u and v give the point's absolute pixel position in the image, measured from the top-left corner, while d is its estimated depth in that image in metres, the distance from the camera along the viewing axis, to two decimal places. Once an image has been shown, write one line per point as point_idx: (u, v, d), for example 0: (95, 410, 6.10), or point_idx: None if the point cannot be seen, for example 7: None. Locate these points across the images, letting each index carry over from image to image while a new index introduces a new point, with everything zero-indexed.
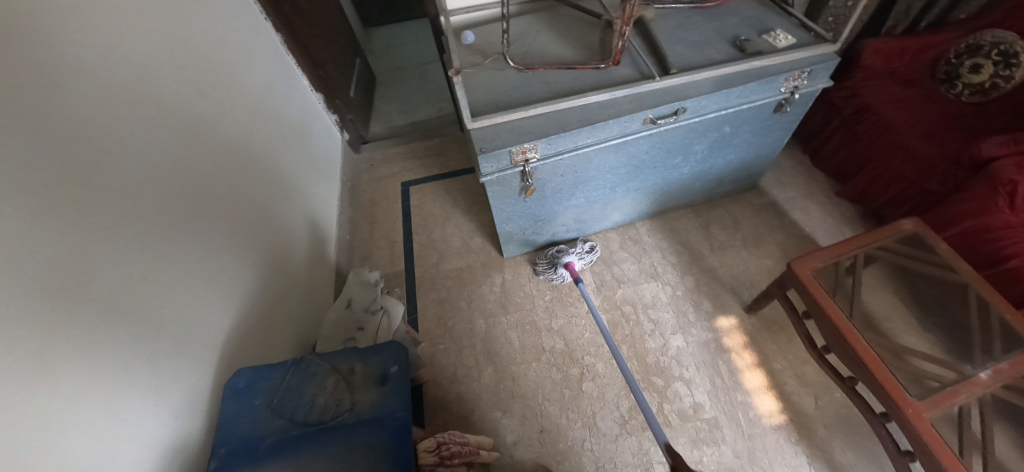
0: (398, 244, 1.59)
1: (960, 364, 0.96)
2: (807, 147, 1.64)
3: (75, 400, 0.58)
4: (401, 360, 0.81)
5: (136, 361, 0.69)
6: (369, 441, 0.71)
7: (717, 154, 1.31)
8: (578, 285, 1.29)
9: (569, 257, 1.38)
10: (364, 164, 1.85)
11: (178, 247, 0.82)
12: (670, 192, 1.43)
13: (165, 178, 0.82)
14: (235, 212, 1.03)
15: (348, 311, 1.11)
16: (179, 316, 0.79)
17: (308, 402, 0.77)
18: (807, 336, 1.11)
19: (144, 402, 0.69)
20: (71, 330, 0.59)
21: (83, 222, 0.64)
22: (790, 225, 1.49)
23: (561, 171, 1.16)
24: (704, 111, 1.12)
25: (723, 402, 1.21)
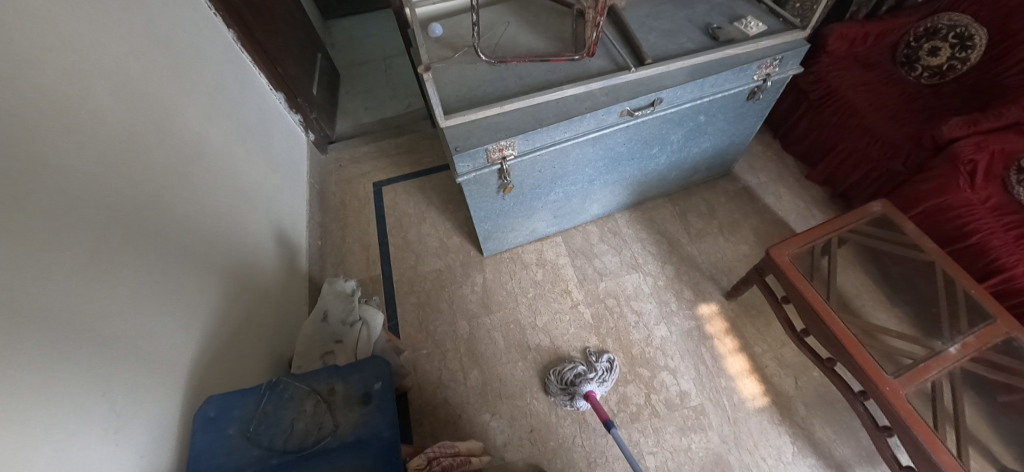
0: (373, 248, 1.53)
1: (929, 339, 1.00)
2: (776, 132, 1.67)
3: (22, 456, 0.52)
4: (385, 376, 0.77)
5: (90, 402, 0.62)
6: (356, 466, 0.67)
7: (693, 143, 1.32)
8: (611, 431, 1.06)
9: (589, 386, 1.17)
10: (332, 165, 1.76)
11: (129, 270, 0.75)
12: (647, 183, 1.43)
13: (105, 196, 0.74)
14: (192, 226, 0.95)
15: (324, 323, 1.05)
16: (136, 346, 0.72)
17: (286, 428, 0.72)
18: (787, 319, 1.13)
19: (102, 445, 0.63)
20: (9, 376, 0.52)
21: (15, 251, 0.57)
22: (763, 210, 1.52)
23: (539, 167, 1.13)
24: (680, 101, 1.11)
25: (708, 389, 1.23)
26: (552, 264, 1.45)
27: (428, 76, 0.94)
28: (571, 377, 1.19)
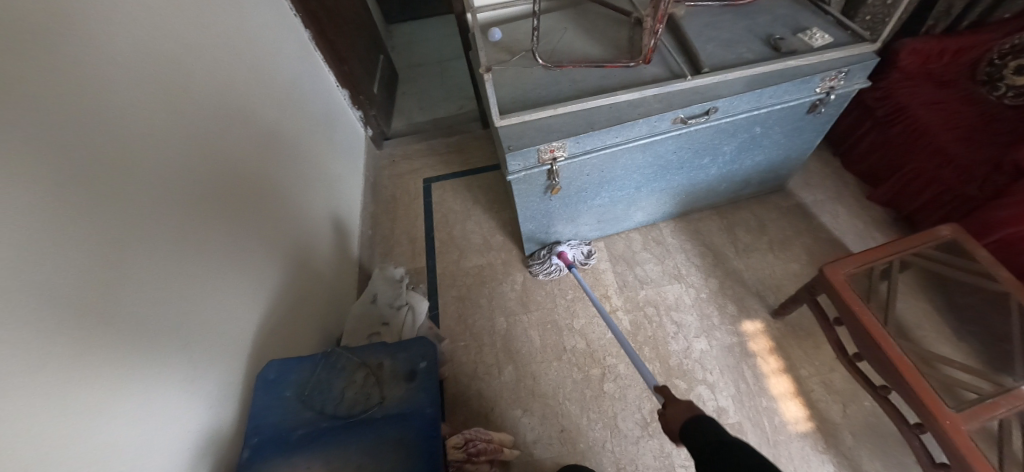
0: (419, 240, 1.59)
1: (999, 376, 0.93)
2: (837, 149, 1.60)
3: (111, 394, 0.59)
4: (430, 356, 0.80)
5: (171, 354, 0.70)
6: (399, 438, 0.71)
7: (746, 155, 1.29)
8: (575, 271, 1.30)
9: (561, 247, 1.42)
10: (386, 160, 1.86)
11: (208, 241, 0.83)
12: (695, 193, 1.41)
13: (196, 173, 0.83)
14: (263, 208, 1.04)
15: (373, 305, 1.11)
16: (212, 308, 0.80)
17: (337, 395, 0.77)
18: (838, 342, 1.08)
19: (179, 391, 0.70)
20: (109, 319, 0.60)
21: (118, 215, 0.65)
22: (818, 229, 1.46)
23: (587, 170, 1.15)
24: (736, 111, 1.09)
25: (748, 408, 1.19)
26: (592, 268, 1.46)
27: (487, 77, 1.00)
28: (542, 247, 1.45)
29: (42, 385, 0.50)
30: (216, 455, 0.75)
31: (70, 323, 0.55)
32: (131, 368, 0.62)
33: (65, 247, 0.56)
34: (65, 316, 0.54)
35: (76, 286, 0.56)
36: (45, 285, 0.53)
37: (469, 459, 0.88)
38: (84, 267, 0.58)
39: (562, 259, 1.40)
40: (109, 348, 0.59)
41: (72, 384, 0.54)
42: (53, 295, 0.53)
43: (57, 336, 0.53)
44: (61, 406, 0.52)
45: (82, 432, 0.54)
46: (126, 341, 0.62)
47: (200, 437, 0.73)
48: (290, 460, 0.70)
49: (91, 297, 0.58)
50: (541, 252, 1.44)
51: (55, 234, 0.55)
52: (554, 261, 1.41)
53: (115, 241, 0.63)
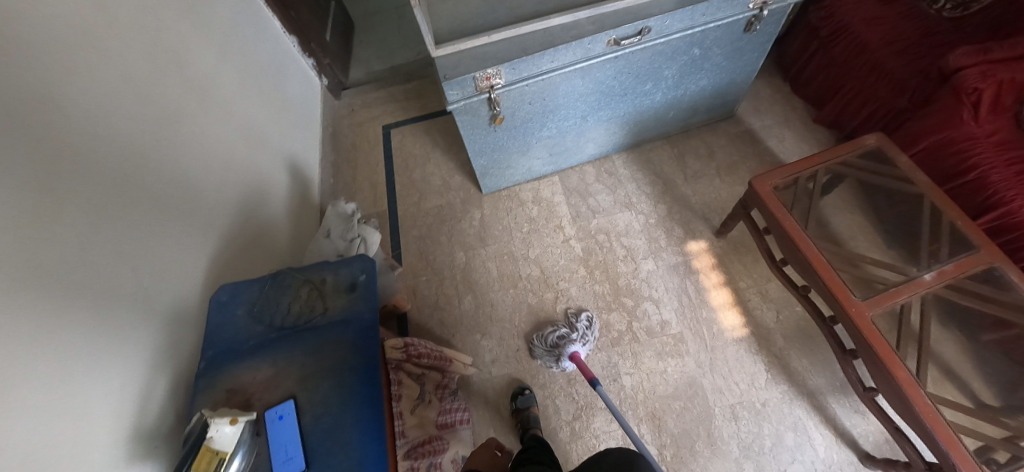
0: (380, 185, 1.63)
1: (907, 267, 1.02)
2: (787, 73, 1.62)
3: (66, 307, 0.62)
4: (369, 269, 0.87)
5: (124, 278, 0.73)
6: (339, 338, 0.77)
7: (689, 79, 1.31)
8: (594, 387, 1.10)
9: (573, 347, 1.20)
10: (345, 109, 1.86)
11: (148, 178, 0.85)
12: (643, 122, 1.44)
13: (129, 111, 0.84)
14: (207, 152, 1.05)
15: (327, 240, 1.16)
16: (160, 239, 0.84)
17: (284, 309, 0.83)
18: (768, 251, 1.16)
19: (134, 312, 0.74)
20: (58, 238, 0.63)
21: (50, 144, 0.66)
22: (763, 152, 1.50)
23: (528, 99, 1.17)
24: (669, 31, 1.11)
25: (689, 319, 1.28)
26: (546, 202, 1.51)
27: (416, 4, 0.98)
28: (554, 337, 1.22)
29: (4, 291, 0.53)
30: (179, 366, 0.82)
31: (22, 239, 0.57)
32: (84, 286, 0.66)
33: (8, 167, 0.58)
34: (17, 233, 0.57)
35: (26, 205, 0.59)
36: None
37: (408, 359, 0.93)
38: (29, 188, 0.60)
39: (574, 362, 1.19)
40: (61, 266, 0.63)
41: (31, 295, 0.57)
42: (8, 211, 0.56)
43: (12, 249, 0.56)
44: (23, 313, 0.55)
45: (40, 340, 0.57)
46: (75, 260, 0.65)
47: (163, 350, 0.78)
48: (240, 364, 0.76)
49: (40, 219, 0.61)
50: (553, 346, 1.22)
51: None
52: (565, 362, 1.20)
53: (50, 169, 0.65)
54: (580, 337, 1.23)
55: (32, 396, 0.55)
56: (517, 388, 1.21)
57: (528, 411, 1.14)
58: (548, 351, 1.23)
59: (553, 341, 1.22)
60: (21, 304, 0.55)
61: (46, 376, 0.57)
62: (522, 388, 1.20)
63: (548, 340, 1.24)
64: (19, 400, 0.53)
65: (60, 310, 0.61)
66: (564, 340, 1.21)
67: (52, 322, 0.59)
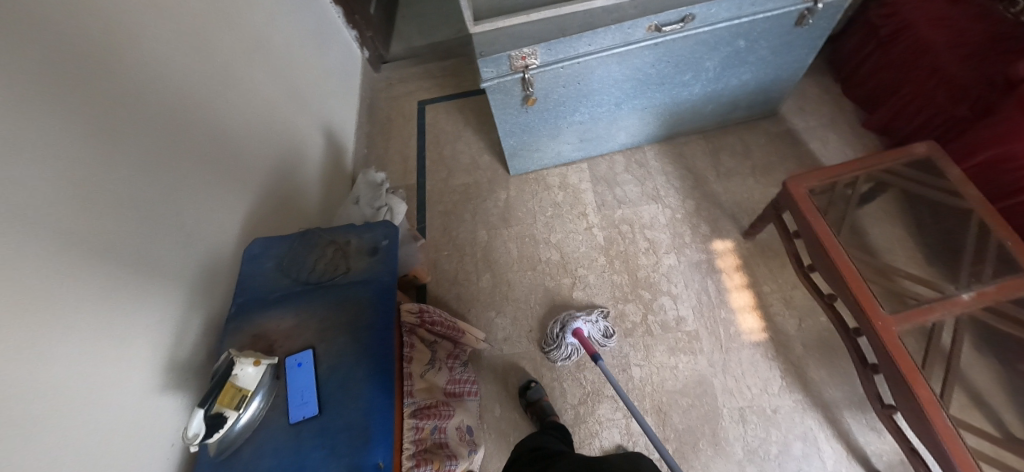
0: (411, 159, 1.66)
1: (944, 285, 0.96)
2: (839, 74, 1.54)
3: (113, 243, 0.68)
4: (391, 235, 0.91)
5: (167, 223, 0.79)
6: (358, 297, 0.81)
7: (731, 73, 1.27)
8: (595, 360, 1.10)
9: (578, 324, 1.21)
10: (383, 83, 1.90)
11: (194, 132, 0.90)
12: (679, 114, 1.41)
13: (181, 67, 0.89)
14: (251, 112, 1.11)
15: (356, 206, 1.21)
16: (202, 190, 0.89)
17: (310, 265, 0.88)
18: (795, 256, 1.12)
19: (176, 255, 0.80)
20: (109, 180, 0.69)
21: (105, 93, 0.71)
22: (804, 155, 1.44)
23: (562, 81, 1.16)
24: (714, 20, 1.07)
25: (706, 317, 1.26)
26: (572, 189, 1.51)
27: None
28: (555, 325, 1.23)
29: (52, 223, 0.59)
30: (214, 309, 0.88)
31: (73, 177, 0.63)
32: (129, 225, 0.71)
33: (63, 112, 0.63)
34: (69, 170, 0.63)
35: (78, 148, 0.64)
36: (46, 142, 0.60)
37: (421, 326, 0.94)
38: (80, 130, 0.65)
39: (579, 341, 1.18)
40: (108, 204, 0.68)
41: (80, 229, 0.63)
42: (59, 151, 0.62)
43: (63, 185, 0.61)
44: (71, 244, 0.61)
45: (88, 269, 0.63)
46: (120, 200, 0.70)
47: (200, 293, 0.85)
48: (267, 312, 0.81)
49: (92, 160, 0.66)
50: (554, 333, 1.22)
51: (52, 98, 0.62)
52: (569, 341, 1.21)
53: (105, 115, 0.70)
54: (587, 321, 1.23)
55: (74, 319, 0.60)
56: (523, 383, 1.22)
57: (535, 403, 1.15)
58: (553, 335, 1.23)
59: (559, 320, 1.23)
60: (69, 236, 0.61)
61: (91, 302, 0.63)
62: (529, 382, 1.21)
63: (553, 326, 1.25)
64: (65, 321, 0.59)
65: (104, 243, 0.66)
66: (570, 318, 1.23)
67: (96, 255, 0.65)
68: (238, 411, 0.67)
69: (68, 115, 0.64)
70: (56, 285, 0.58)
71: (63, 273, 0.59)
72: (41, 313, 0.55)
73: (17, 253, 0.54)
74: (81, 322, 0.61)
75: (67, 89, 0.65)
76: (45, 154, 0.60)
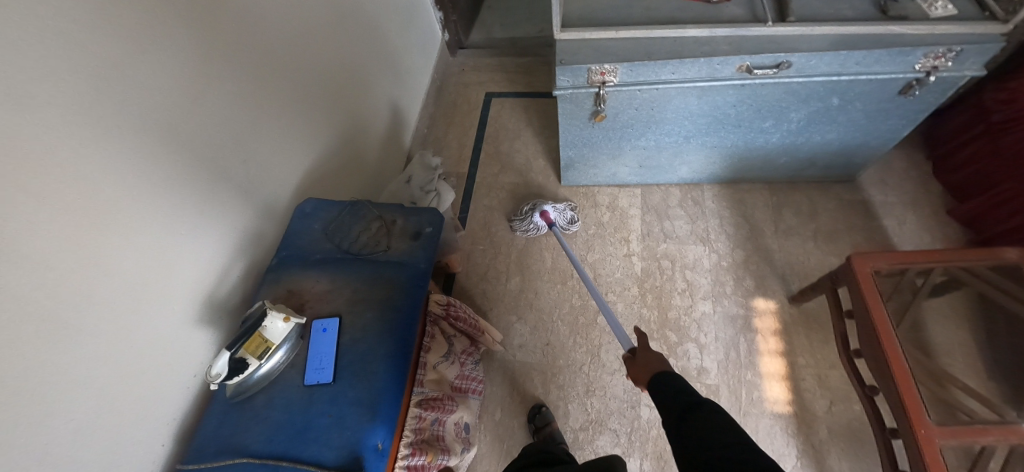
0: (467, 148, 1.68)
1: (1004, 408, 0.88)
2: (934, 152, 1.42)
3: (180, 178, 0.71)
4: (436, 224, 0.90)
5: (234, 167, 0.83)
6: (392, 277, 0.82)
7: (816, 129, 1.19)
8: (554, 229, 1.30)
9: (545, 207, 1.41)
10: (456, 68, 1.92)
11: (276, 85, 0.94)
12: (748, 160, 1.34)
13: (278, 22, 0.93)
14: (331, 75, 1.15)
15: (407, 185, 1.23)
16: (271, 141, 0.94)
17: (354, 235, 0.90)
18: (843, 336, 1.05)
19: (234, 198, 0.84)
20: (191, 118, 0.73)
21: (206, 36, 0.75)
22: (875, 230, 1.34)
23: (636, 104, 1.13)
24: (811, 72, 1.00)
25: (730, 375, 1.20)
26: (620, 212, 1.47)
27: None
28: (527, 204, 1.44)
29: (130, 151, 0.63)
30: (258, 256, 0.92)
31: (158, 110, 0.67)
32: (199, 163, 0.75)
33: (164, 49, 0.67)
34: (155, 104, 0.66)
35: (169, 85, 0.68)
36: (142, 76, 0.64)
37: (444, 317, 0.95)
38: (175, 67, 0.69)
39: (542, 218, 1.39)
40: (183, 140, 0.71)
41: (154, 160, 0.66)
42: (151, 85, 0.65)
43: (147, 118, 0.65)
44: (142, 173, 0.65)
45: (153, 199, 0.67)
46: (195, 138, 0.74)
47: (249, 237, 0.88)
48: (304, 271, 0.84)
49: (178, 97, 0.70)
50: (524, 209, 1.43)
51: (157, 35, 0.66)
52: (535, 220, 1.41)
53: (199, 57, 0.74)
54: (554, 210, 1.43)
55: (132, 242, 0.64)
56: (533, 406, 1.19)
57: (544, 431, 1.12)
58: (525, 213, 1.44)
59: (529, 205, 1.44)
60: (143, 166, 0.65)
61: (150, 230, 0.67)
62: (538, 407, 1.18)
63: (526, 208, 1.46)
64: (124, 243, 0.63)
65: (173, 176, 0.70)
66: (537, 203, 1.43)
67: (162, 185, 0.68)
68: (260, 360, 0.70)
69: (165, 52, 0.68)
70: (122, 208, 0.62)
71: (129, 198, 0.63)
72: (104, 231, 0.59)
73: (93, 171, 0.57)
74: (138, 247, 0.65)
75: (171, 27, 0.68)
76: (135, 84, 0.63)
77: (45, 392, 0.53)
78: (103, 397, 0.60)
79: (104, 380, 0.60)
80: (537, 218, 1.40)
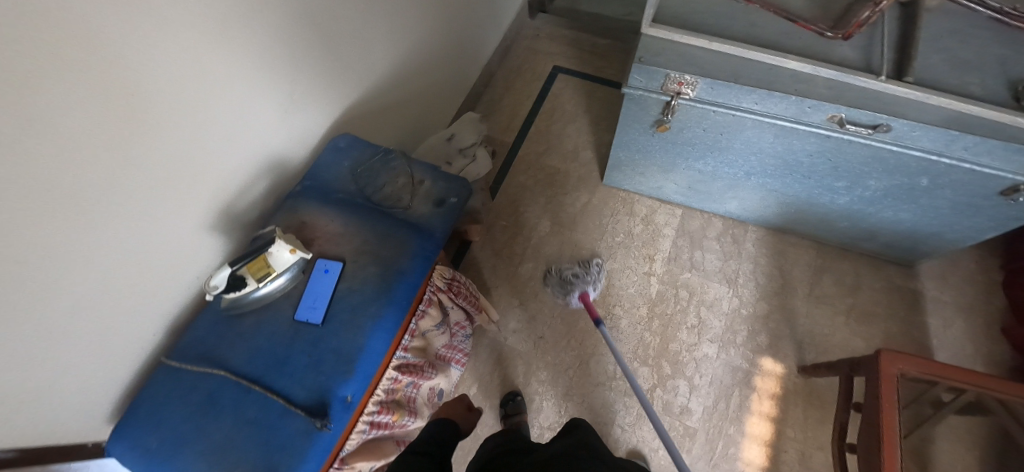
0: (518, 119, 1.62)
1: None
2: (1011, 262, 1.27)
3: (222, 83, 0.70)
4: (461, 197, 0.85)
5: (280, 83, 0.81)
6: (402, 238, 0.79)
7: (889, 203, 1.08)
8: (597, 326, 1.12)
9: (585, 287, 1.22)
10: (530, 32, 1.82)
11: (347, 9, 0.90)
12: (805, 214, 1.24)
13: None
14: (404, 10, 1.10)
15: (447, 143, 1.19)
16: (327, 66, 0.91)
17: (380, 183, 0.88)
18: (842, 425, 0.99)
19: (273, 114, 0.82)
20: (248, 24, 0.70)
21: None
22: (914, 325, 1.24)
23: (705, 124, 1.04)
24: (910, 144, 0.88)
25: (712, 424, 1.16)
26: (653, 228, 1.41)
27: None
28: (568, 274, 1.24)
29: (179, 45, 0.60)
30: (288, 176, 0.92)
31: (217, 9, 0.64)
32: (244, 71, 0.73)
33: None
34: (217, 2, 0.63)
35: None
36: None
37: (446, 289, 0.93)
38: None
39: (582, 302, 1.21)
40: (235, 44, 0.69)
41: (202, 59, 0.65)
42: None
43: (205, 15, 0.62)
44: (186, 69, 0.63)
45: (192, 99, 0.65)
46: (247, 45, 0.71)
47: (282, 157, 0.88)
48: (323, 207, 0.83)
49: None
50: (563, 281, 1.24)
51: None
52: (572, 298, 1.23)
53: None
54: (589, 280, 1.24)
55: (161, 138, 0.63)
56: (507, 393, 1.20)
57: (507, 419, 1.15)
58: (562, 288, 1.24)
59: (566, 275, 1.24)
60: (188, 63, 0.63)
61: (182, 129, 0.66)
62: (511, 395, 1.19)
63: (561, 276, 1.26)
64: (154, 136, 0.62)
65: (215, 79, 0.68)
66: (577, 276, 1.24)
67: (203, 86, 0.67)
68: (257, 284, 0.71)
69: None
70: (156, 101, 0.60)
71: (167, 91, 0.61)
72: (134, 120, 0.58)
73: (138, 58, 0.56)
74: (166, 143, 0.64)
75: None
76: None
77: (52, 264, 0.54)
78: (106, 278, 0.62)
79: (110, 264, 0.62)
80: (578, 301, 1.23)
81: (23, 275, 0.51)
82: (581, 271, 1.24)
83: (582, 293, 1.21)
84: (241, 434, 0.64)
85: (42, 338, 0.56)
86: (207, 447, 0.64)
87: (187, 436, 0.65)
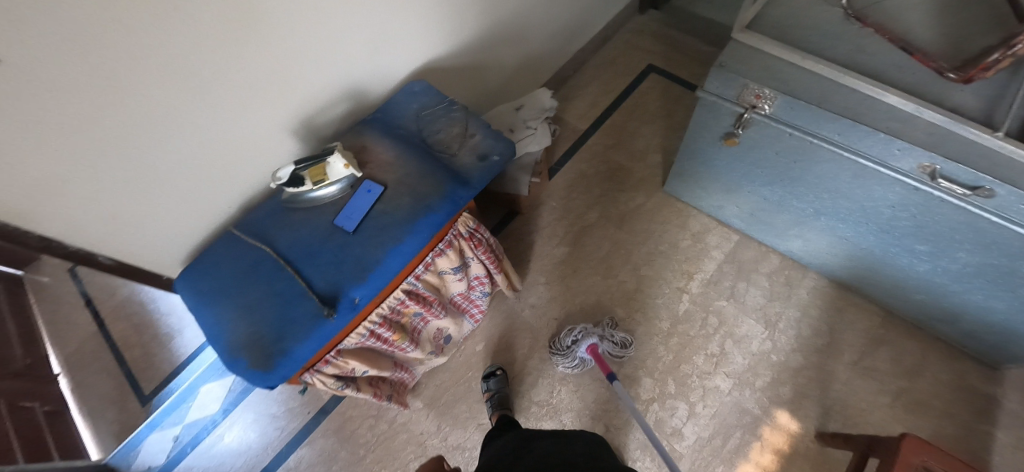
0: (597, 109, 1.61)
1: None
2: None
3: (327, 10, 0.81)
4: (504, 157, 0.90)
5: (377, 23, 0.91)
6: (439, 179, 0.86)
7: (981, 284, 0.93)
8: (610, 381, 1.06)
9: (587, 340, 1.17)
10: (637, 25, 1.78)
11: None
12: (877, 274, 1.11)
13: None
14: None
15: (515, 113, 1.23)
16: (424, 16, 1.00)
17: (436, 129, 0.95)
18: None
19: (366, 48, 0.93)
20: None
21: None
22: (978, 435, 1.05)
23: (778, 147, 0.98)
24: (1014, 217, 0.75)
25: (699, 456, 1.10)
26: (700, 247, 1.34)
27: None
28: (567, 335, 1.21)
29: None
30: (367, 106, 1.03)
31: None
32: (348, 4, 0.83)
33: None
34: None
35: None
36: None
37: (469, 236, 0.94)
38: None
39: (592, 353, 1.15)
40: None
41: None
42: None
43: None
44: None
45: (297, 18, 0.77)
46: None
47: (365, 88, 1.00)
48: (385, 137, 0.93)
49: None
50: (566, 343, 1.21)
51: None
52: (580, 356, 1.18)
53: None
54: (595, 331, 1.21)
55: (265, 43, 0.76)
56: (491, 367, 1.24)
57: (489, 392, 1.20)
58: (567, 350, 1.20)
59: (565, 340, 1.21)
60: None
61: (284, 41, 0.78)
62: (495, 369, 1.23)
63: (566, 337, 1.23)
64: (259, 41, 0.75)
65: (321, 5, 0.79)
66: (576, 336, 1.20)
67: (309, 9, 0.78)
68: (313, 187, 0.84)
69: None
70: (267, 12, 0.73)
71: (278, 6, 0.74)
72: (245, 23, 0.71)
73: None
74: (269, 50, 0.77)
75: None
76: None
77: (160, 116, 0.70)
78: (200, 145, 0.78)
79: (206, 134, 0.78)
80: (586, 354, 1.16)
81: (136, 115, 0.67)
82: (580, 329, 1.21)
83: (588, 342, 1.17)
84: (269, 300, 0.79)
85: (142, 169, 0.74)
86: (243, 302, 0.79)
87: (233, 289, 0.81)
